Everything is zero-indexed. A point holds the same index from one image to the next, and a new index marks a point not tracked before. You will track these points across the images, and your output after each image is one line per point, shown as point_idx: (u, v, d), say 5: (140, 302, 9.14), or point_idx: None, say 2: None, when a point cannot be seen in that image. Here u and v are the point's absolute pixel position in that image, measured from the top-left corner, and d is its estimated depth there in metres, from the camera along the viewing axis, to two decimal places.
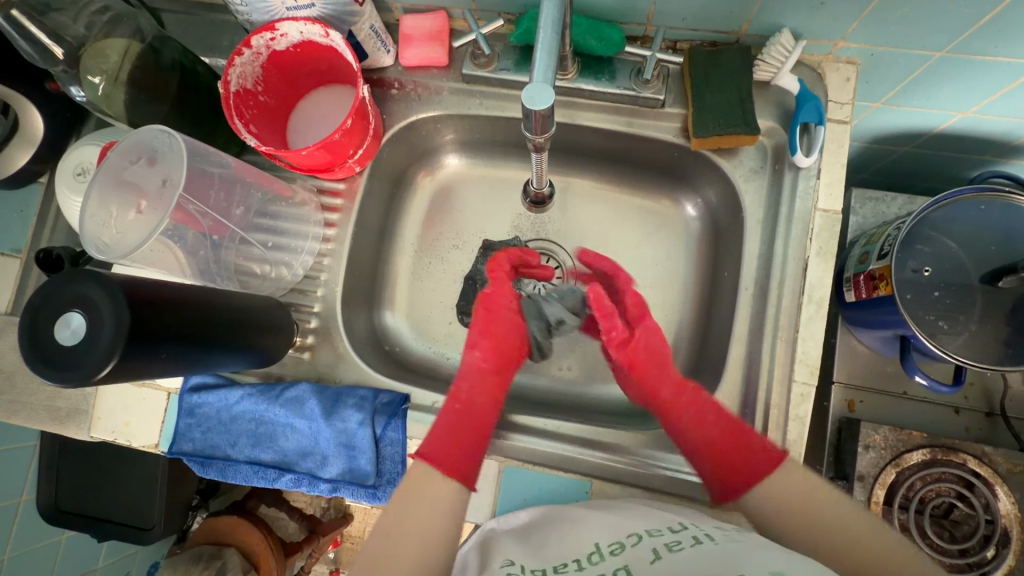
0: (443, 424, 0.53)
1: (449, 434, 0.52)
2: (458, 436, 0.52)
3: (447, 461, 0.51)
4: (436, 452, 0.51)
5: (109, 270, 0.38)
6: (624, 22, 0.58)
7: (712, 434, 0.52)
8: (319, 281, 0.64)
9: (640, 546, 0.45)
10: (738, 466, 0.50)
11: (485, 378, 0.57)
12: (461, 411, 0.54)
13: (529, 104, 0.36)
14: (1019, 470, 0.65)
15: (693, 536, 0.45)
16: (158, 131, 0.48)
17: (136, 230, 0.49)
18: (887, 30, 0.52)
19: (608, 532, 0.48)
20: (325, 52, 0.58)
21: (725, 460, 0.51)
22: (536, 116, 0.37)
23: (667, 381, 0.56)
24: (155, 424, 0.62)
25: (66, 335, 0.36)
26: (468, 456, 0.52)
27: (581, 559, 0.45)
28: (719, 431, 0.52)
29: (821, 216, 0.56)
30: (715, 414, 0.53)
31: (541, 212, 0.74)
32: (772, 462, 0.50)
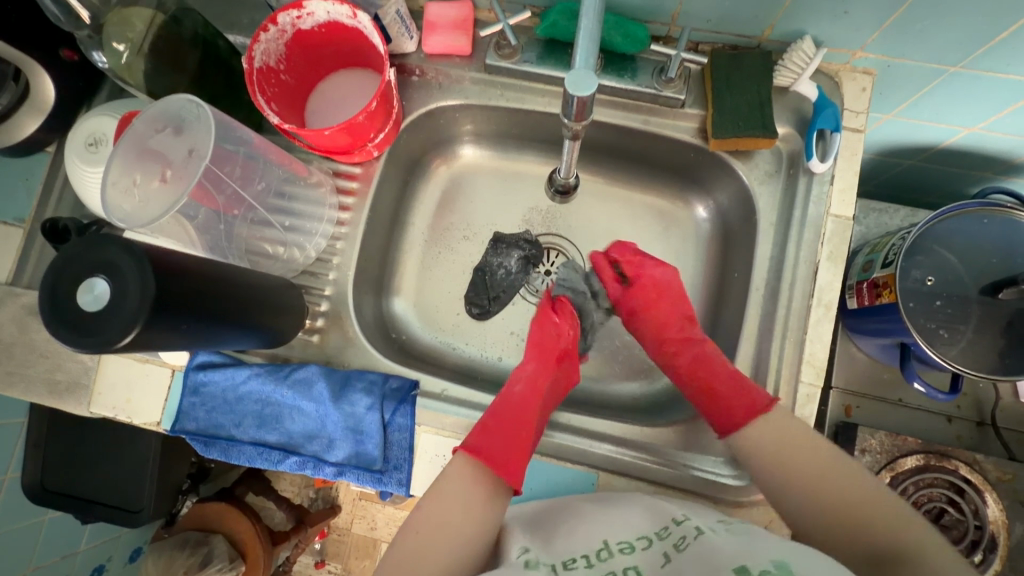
0: (492, 423, 0.54)
1: (498, 432, 0.53)
2: (507, 435, 0.53)
3: (494, 458, 0.51)
4: (483, 448, 0.52)
5: (134, 238, 0.37)
6: (649, 21, 0.59)
7: (704, 378, 0.57)
8: (331, 265, 0.64)
9: (651, 550, 0.45)
10: (732, 399, 0.54)
11: (529, 378, 0.59)
12: (506, 408, 0.55)
13: (573, 88, 0.36)
14: (1008, 478, 0.67)
15: (697, 528, 0.46)
16: (186, 100, 0.48)
17: (158, 199, 0.47)
18: (905, 42, 0.54)
19: (621, 528, 0.48)
20: (350, 34, 0.57)
21: (715, 396, 0.55)
22: (577, 101, 0.38)
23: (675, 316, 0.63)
24: (159, 402, 0.61)
25: (88, 301, 0.35)
26: (517, 455, 0.52)
27: (589, 554, 0.46)
28: (711, 375, 0.57)
29: (833, 221, 0.57)
30: (710, 367, 0.57)
31: (566, 200, 0.74)
32: (756, 408, 0.53)
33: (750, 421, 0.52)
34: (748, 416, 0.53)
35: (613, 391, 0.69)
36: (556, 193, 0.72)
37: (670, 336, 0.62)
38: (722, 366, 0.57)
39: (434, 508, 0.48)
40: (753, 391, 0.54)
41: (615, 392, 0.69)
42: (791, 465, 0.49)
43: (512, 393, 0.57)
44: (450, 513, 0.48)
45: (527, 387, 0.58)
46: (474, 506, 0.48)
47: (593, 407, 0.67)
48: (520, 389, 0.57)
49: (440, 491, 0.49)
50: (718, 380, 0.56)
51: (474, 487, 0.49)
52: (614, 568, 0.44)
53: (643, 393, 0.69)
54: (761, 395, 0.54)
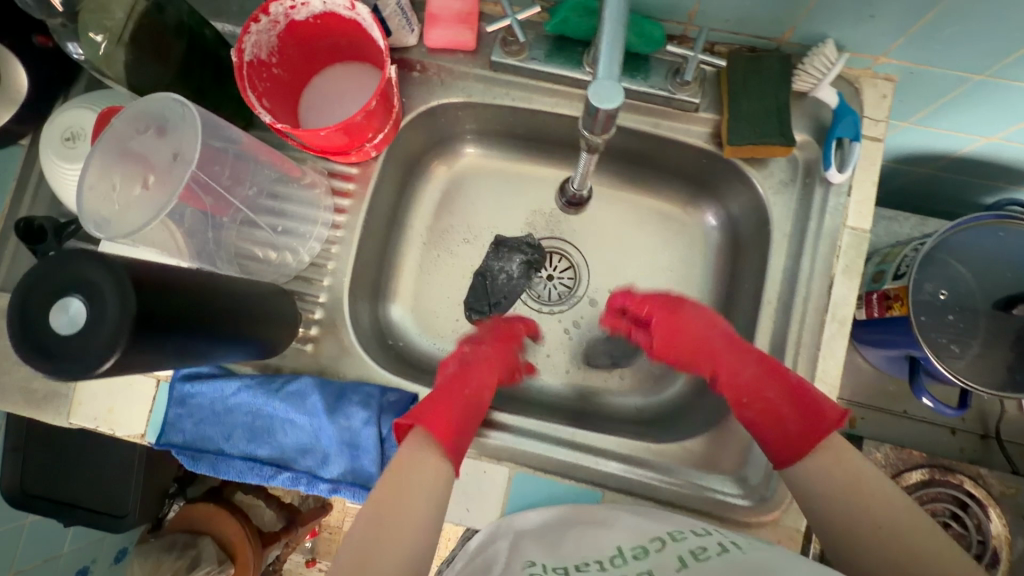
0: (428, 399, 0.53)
1: (435, 402, 0.53)
2: (441, 405, 0.52)
3: (427, 423, 0.51)
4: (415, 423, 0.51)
5: (114, 252, 0.34)
6: (664, 19, 0.56)
7: (761, 404, 0.52)
8: (326, 270, 0.61)
9: (664, 552, 0.44)
10: (784, 425, 0.50)
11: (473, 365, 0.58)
12: (441, 387, 0.55)
13: (596, 101, 0.34)
14: (1011, 493, 0.67)
15: (719, 544, 0.44)
16: (170, 99, 0.44)
17: (140, 208, 0.44)
18: (931, 48, 0.52)
19: (630, 533, 0.48)
20: (347, 26, 0.54)
21: (780, 419, 0.51)
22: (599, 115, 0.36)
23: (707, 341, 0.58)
24: (143, 414, 0.57)
25: (62, 322, 0.32)
26: (446, 422, 0.51)
27: (603, 559, 0.45)
28: (776, 396, 0.51)
29: (850, 234, 0.55)
30: (767, 389, 0.52)
31: (580, 212, 0.71)
32: (829, 422, 0.49)
33: (823, 438, 0.49)
34: (819, 435, 0.49)
35: (616, 402, 0.67)
36: (568, 204, 0.70)
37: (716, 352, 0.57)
38: (782, 384, 0.52)
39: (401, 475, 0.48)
40: (817, 416, 0.50)
41: (618, 403, 0.67)
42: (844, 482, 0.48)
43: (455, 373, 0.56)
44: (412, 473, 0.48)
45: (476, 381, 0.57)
46: (424, 471, 0.48)
47: (595, 420, 0.65)
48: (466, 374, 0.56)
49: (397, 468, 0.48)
50: (770, 408, 0.51)
51: (415, 455, 0.49)
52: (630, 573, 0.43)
53: (647, 404, 0.67)
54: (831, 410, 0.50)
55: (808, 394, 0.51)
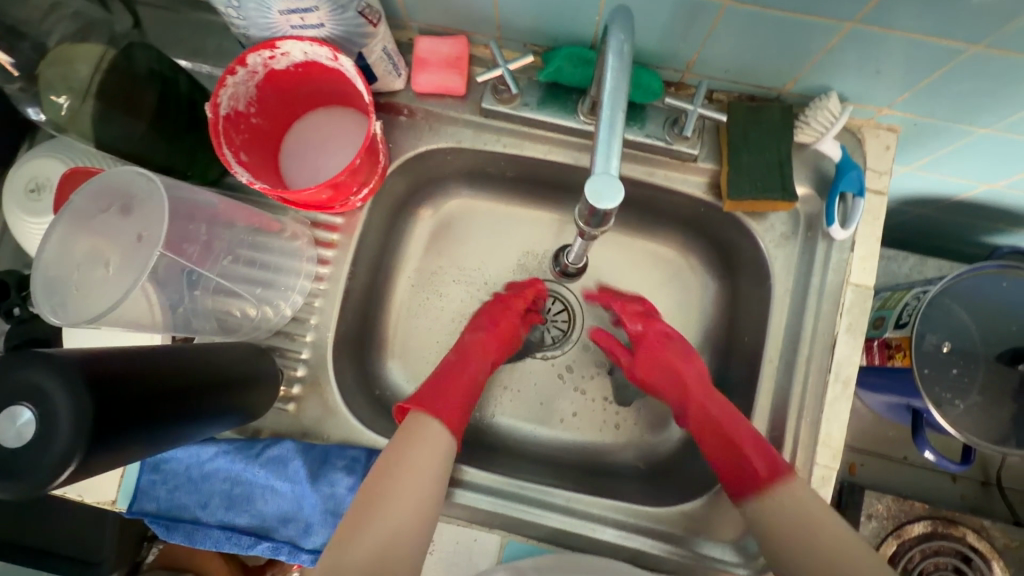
0: (434, 381, 0.56)
1: (440, 388, 0.55)
2: (447, 391, 0.55)
3: (435, 408, 0.53)
4: (424, 399, 0.54)
5: (69, 351, 0.31)
6: (661, 67, 0.54)
7: (721, 437, 0.52)
8: (309, 324, 0.58)
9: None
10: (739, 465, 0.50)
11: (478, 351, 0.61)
12: (444, 373, 0.57)
13: (594, 200, 0.33)
14: (1014, 545, 0.65)
15: None
16: (137, 174, 0.41)
17: (100, 291, 0.39)
18: (936, 103, 0.50)
19: None
20: (330, 74, 0.51)
21: (732, 460, 0.51)
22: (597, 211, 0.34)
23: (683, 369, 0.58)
24: (113, 480, 0.54)
25: (10, 435, 0.30)
26: (456, 406, 0.54)
27: None
28: (734, 437, 0.51)
29: (852, 291, 0.54)
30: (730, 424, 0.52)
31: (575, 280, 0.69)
32: (774, 473, 0.49)
33: (767, 487, 0.48)
34: (760, 485, 0.49)
35: (612, 454, 0.65)
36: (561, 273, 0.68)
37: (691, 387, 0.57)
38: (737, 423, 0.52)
39: (395, 457, 0.48)
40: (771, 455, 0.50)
41: (614, 455, 0.65)
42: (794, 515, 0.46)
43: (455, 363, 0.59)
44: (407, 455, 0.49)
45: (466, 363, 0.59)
46: (423, 447, 0.50)
47: (591, 475, 0.62)
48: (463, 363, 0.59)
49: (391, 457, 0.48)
50: (728, 446, 0.52)
51: (419, 427, 0.51)
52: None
53: (643, 457, 0.65)
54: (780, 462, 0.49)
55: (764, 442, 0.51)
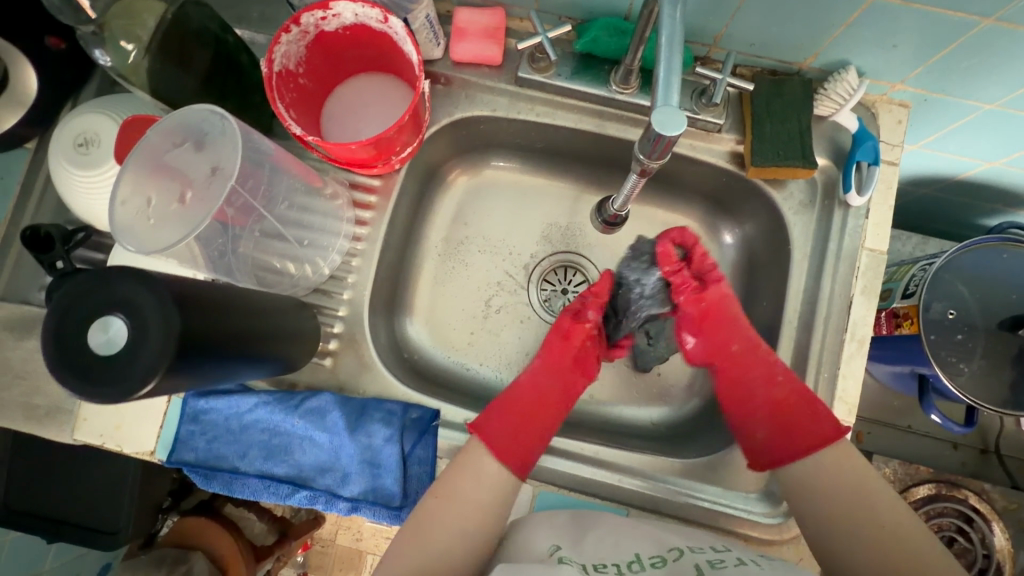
0: (500, 408, 0.56)
1: (505, 420, 0.55)
2: (514, 423, 0.54)
3: (499, 445, 0.53)
4: (488, 429, 0.54)
5: (155, 270, 0.33)
6: (689, 41, 0.57)
7: (768, 404, 0.55)
8: (346, 283, 0.60)
9: (682, 560, 0.46)
10: (790, 428, 0.53)
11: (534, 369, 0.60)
12: (511, 399, 0.57)
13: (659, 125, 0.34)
14: (1013, 507, 0.69)
15: (738, 560, 0.46)
16: (209, 112, 0.44)
17: (178, 223, 0.43)
18: (947, 78, 0.53)
19: (650, 543, 0.48)
20: (376, 38, 0.53)
21: (786, 425, 0.53)
22: (660, 141, 0.35)
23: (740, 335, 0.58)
24: (153, 429, 0.55)
25: (101, 343, 0.31)
26: (519, 440, 0.54)
27: (621, 563, 0.46)
28: (792, 406, 0.54)
29: (868, 255, 0.57)
30: (771, 387, 0.55)
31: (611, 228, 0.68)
32: (828, 438, 0.52)
33: (822, 449, 0.51)
34: (819, 445, 0.51)
35: (634, 416, 0.67)
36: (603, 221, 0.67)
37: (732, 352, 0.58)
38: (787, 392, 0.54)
39: (453, 480, 0.51)
40: (817, 423, 0.52)
41: (635, 417, 0.67)
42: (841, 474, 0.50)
43: (516, 387, 0.58)
44: (469, 486, 0.51)
45: (530, 383, 0.58)
46: (485, 478, 0.51)
47: (613, 435, 0.65)
48: (524, 384, 0.58)
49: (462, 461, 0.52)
50: (773, 408, 0.54)
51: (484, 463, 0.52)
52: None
53: (663, 419, 0.67)
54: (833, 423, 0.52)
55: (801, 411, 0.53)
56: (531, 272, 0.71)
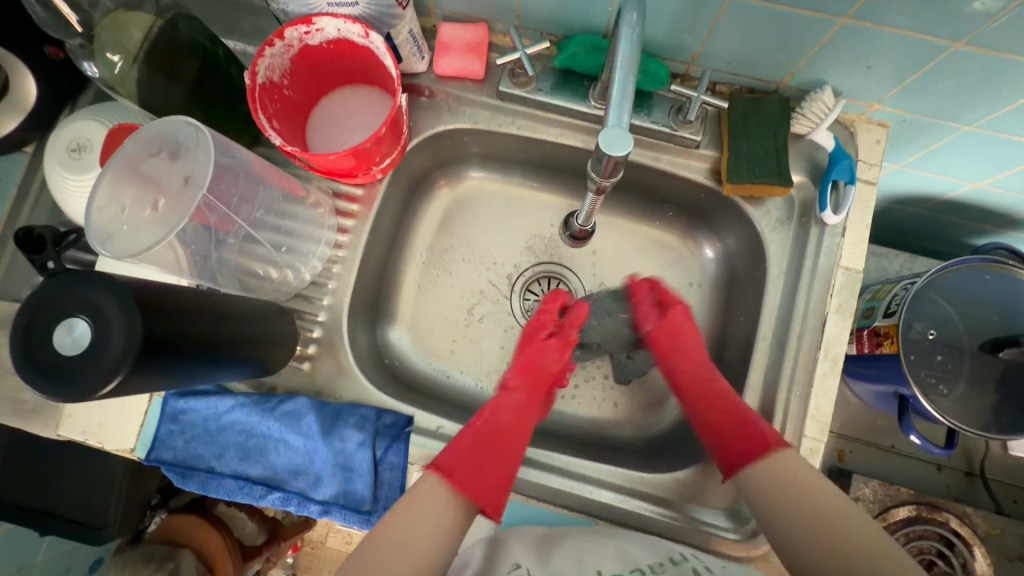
0: (466, 443, 0.53)
1: (471, 456, 0.52)
2: (481, 463, 0.52)
3: (467, 481, 0.50)
4: (456, 466, 0.51)
5: (123, 276, 0.34)
6: (668, 58, 0.58)
7: (712, 413, 0.56)
8: (327, 289, 0.61)
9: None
10: (738, 436, 0.53)
11: (512, 402, 0.59)
12: (480, 431, 0.54)
13: (607, 147, 0.38)
14: (995, 533, 0.68)
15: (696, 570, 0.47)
16: (184, 123, 0.45)
17: (149, 230, 0.45)
18: (924, 99, 0.54)
19: (616, 559, 0.47)
20: (360, 52, 0.55)
21: (727, 435, 0.54)
22: (609, 160, 0.39)
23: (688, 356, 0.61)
24: (133, 428, 0.57)
25: (66, 344, 0.32)
26: (489, 474, 0.52)
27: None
28: (726, 409, 0.55)
29: (843, 274, 0.57)
30: (722, 403, 0.56)
31: (578, 244, 0.72)
32: (768, 444, 0.51)
33: (762, 455, 0.50)
34: (759, 451, 0.51)
35: (610, 428, 0.67)
36: (569, 237, 0.71)
37: (693, 382, 0.59)
38: (732, 404, 0.55)
39: (408, 518, 0.46)
40: (760, 429, 0.52)
41: (612, 429, 0.67)
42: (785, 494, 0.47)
43: (490, 416, 0.56)
44: (425, 531, 0.46)
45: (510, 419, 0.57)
46: (446, 523, 0.47)
47: (587, 446, 0.65)
48: (502, 418, 0.57)
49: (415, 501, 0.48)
50: (722, 424, 0.54)
51: (447, 504, 0.48)
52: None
53: (639, 432, 0.67)
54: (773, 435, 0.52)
55: (752, 418, 0.53)
56: (514, 282, 0.72)
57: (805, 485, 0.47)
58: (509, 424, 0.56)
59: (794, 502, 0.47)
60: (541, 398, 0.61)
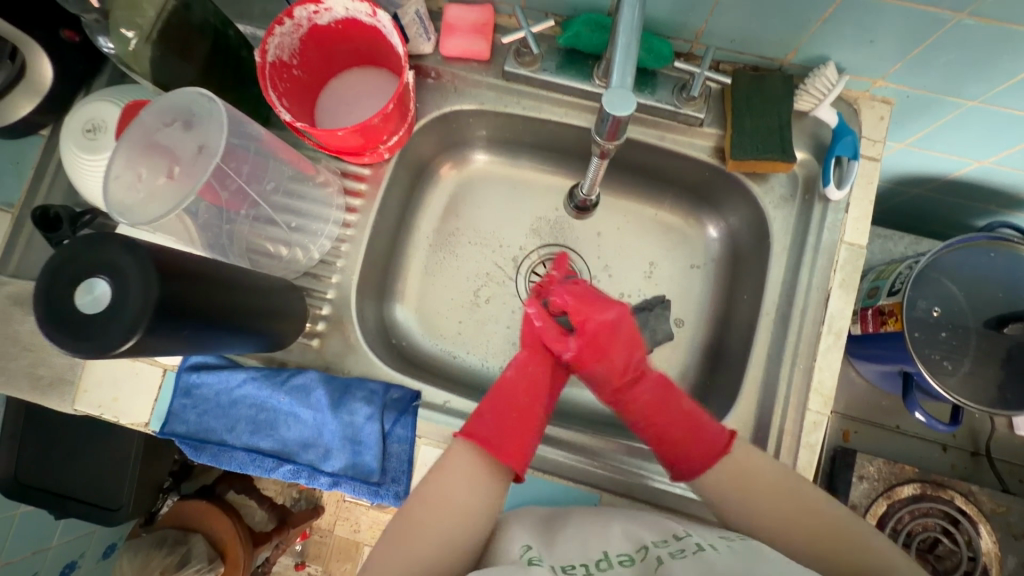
0: (490, 409, 0.52)
1: (498, 419, 0.51)
2: (506, 423, 0.51)
3: (494, 446, 0.49)
4: (482, 432, 0.50)
5: (140, 238, 0.35)
6: (672, 37, 0.58)
7: (653, 427, 0.54)
8: (335, 267, 0.62)
9: (649, 560, 0.43)
10: (692, 442, 0.51)
11: (523, 362, 0.57)
12: (502, 397, 0.54)
13: (609, 107, 0.39)
14: (1001, 511, 0.67)
15: (697, 544, 0.44)
16: (198, 95, 0.47)
17: (165, 197, 0.46)
18: (927, 74, 0.54)
19: (620, 538, 0.46)
20: (367, 32, 0.56)
21: (671, 440, 0.52)
22: (612, 120, 0.41)
23: (618, 356, 0.56)
24: (147, 402, 0.58)
25: (87, 302, 0.34)
26: (512, 439, 0.51)
27: (589, 563, 0.43)
28: (667, 418, 0.53)
29: (846, 249, 0.57)
30: (665, 411, 0.53)
31: (580, 215, 0.72)
32: (713, 454, 0.50)
33: (707, 467, 0.50)
34: (707, 462, 0.50)
35: None
36: (573, 209, 0.71)
37: (619, 381, 0.56)
38: (660, 411, 0.54)
39: (434, 494, 0.46)
40: (705, 433, 0.51)
41: (617, 407, 0.68)
42: (757, 500, 0.48)
43: (504, 380, 0.55)
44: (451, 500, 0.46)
45: (521, 375, 0.56)
46: (477, 488, 0.47)
47: (592, 422, 0.66)
48: (514, 376, 0.56)
49: (441, 477, 0.47)
50: (664, 431, 0.53)
51: (475, 474, 0.48)
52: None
53: None
54: (719, 437, 0.51)
55: (699, 416, 0.53)
56: (520, 264, 0.73)
57: (767, 483, 0.49)
58: (531, 389, 0.55)
59: (776, 506, 0.47)
60: (558, 368, 0.60)
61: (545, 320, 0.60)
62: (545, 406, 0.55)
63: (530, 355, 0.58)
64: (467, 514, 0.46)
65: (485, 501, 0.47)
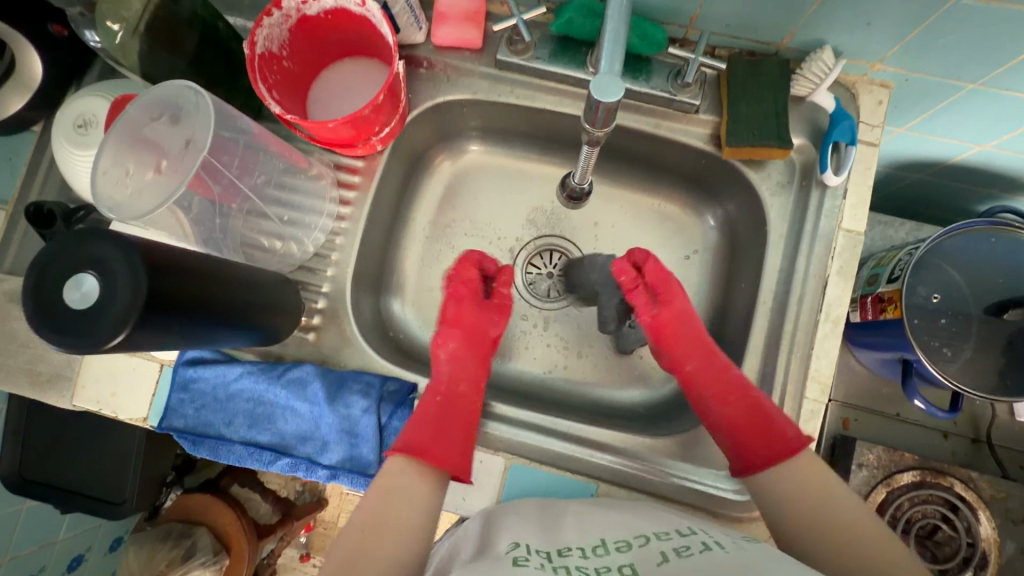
0: (420, 411, 0.53)
1: (427, 420, 0.52)
2: (431, 420, 0.52)
3: (421, 450, 0.50)
4: (409, 435, 0.51)
5: (128, 232, 0.35)
6: (666, 22, 0.57)
7: (733, 413, 0.53)
8: (330, 260, 0.62)
9: (648, 548, 0.42)
10: (759, 438, 0.51)
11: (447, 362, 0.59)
12: (428, 403, 0.54)
13: (597, 94, 0.39)
14: (1001, 497, 0.67)
15: (703, 542, 0.42)
16: (183, 87, 0.47)
17: (153, 192, 0.47)
18: (925, 56, 0.53)
19: (620, 528, 0.46)
20: (357, 22, 0.55)
21: (747, 434, 0.52)
22: (600, 107, 0.40)
23: (696, 353, 0.57)
24: (145, 397, 0.58)
25: (75, 298, 0.34)
26: (438, 442, 0.51)
27: (585, 547, 0.43)
28: (746, 407, 0.53)
29: (844, 236, 0.57)
30: (744, 401, 0.53)
31: (577, 206, 0.71)
32: (789, 449, 0.49)
33: (779, 462, 0.49)
34: (780, 456, 0.49)
35: (613, 397, 0.68)
36: (566, 198, 0.70)
37: (699, 372, 0.56)
38: (748, 404, 0.53)
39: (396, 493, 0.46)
40: (783, 429, 0.50)
41: (615, 398, 0.68)
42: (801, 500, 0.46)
43: (433, 382, 0.57)
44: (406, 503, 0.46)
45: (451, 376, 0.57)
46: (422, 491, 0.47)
47: (591, 413, 0.66)
48: (443, 378, 0.57)
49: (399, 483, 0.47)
50: (738, 425, 0.52)
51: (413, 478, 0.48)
52: (607, 565, 0.40)
53: (642, 401, 0.68)
54: (795, 436, 0.50)
55: (774, 416, 0.52)
56: (516, 255, 0.72)
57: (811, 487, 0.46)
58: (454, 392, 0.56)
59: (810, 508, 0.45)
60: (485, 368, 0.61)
61: (470, 325, 0.61)
62: (473, 406, 0.56)
63: (460, 356, 0.59)
64: (418, 525, 0.45)
65: (433, 510, 0.47)
